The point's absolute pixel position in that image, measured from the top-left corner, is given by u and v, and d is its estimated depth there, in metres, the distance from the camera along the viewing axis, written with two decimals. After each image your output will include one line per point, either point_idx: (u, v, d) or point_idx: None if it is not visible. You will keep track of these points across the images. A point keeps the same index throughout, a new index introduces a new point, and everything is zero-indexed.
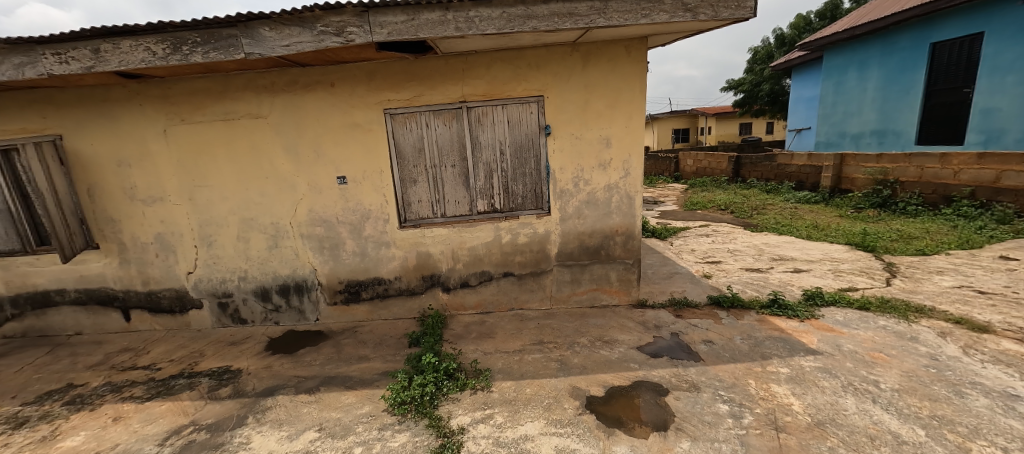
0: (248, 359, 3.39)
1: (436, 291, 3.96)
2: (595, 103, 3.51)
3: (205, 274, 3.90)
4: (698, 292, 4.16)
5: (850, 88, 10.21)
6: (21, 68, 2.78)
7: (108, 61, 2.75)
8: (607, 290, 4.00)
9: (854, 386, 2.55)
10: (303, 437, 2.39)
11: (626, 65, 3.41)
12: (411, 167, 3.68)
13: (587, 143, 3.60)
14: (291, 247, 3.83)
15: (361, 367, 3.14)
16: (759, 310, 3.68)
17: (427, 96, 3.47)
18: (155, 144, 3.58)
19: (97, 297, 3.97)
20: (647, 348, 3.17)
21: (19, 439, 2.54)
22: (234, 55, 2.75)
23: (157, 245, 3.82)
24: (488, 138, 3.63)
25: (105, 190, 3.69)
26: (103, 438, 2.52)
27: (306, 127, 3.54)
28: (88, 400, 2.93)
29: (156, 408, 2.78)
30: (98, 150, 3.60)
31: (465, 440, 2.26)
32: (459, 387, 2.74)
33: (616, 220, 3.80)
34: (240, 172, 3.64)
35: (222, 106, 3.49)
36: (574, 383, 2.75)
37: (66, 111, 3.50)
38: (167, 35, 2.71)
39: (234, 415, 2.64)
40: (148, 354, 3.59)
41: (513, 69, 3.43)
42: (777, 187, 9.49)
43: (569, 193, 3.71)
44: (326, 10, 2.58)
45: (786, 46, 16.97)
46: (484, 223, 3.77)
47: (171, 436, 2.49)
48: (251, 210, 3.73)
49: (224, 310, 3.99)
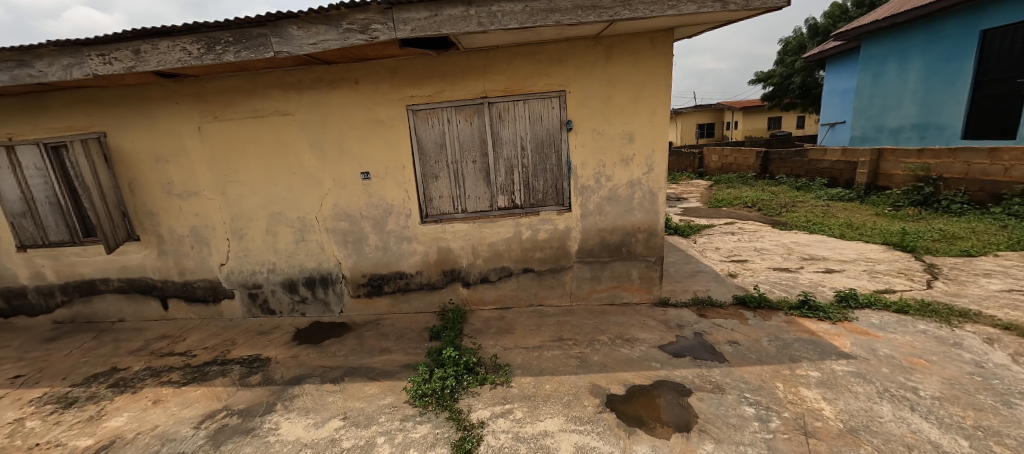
0: (276, 348, 3.51)
1: (456, 286, 4.00)
2: (617, 98, 3.45)
3: (236, 266, 4.05)
4: (723, 292, 4.05)
5: (889, 80, 9.70)
6: (69, 69, 2.94)
7: (147, 61, 2.88)
8: (627, 288, 3.94)
9: (890, 392, 2.43)
10: (328, 425, 2.47)
11: (649, 57, 3.33)
12: (432, 163, 3.72)
13: (609, 139, 3.55)
14: (316, 241, 3.93)
15: (383, 359, 3.20)
16: (788, 310, 3.56)
17: (448, 91, 3.49)
18: (190, 140, 3.73)
19: (137, 286, 4.18)
20: (670, 347, 3.12)
21: (69, 418, 2.72)
22: (263, 54, 2.83)
23: (191, 237, 3.99)
24: (509, 133, 3.62)
25: (145, 184, 3.87)
26: (143, 419, 2.66)
27: (330, 123, 3.62)
28: (130, 384, 3.10)
29: (191, 393, 2.91)
30: (137, 146, 3.78)
31: (485, 434, 2.28)
32: (479, 382, 2.76)
33: (638, 217, 3.73)
34: (268, 167, 3.76)
35: (251, 104, 3.60)
36: (594, 381, 2.73)
37: (108, 109, 3.68)
38: (201, 36, 2.81)
39: (263, 402, 2.75)
40: (184, 341, 3.77)
41: (535, 63, 3.40)
42: (808, 183, 9.12)
43: (590, 189, 3.67)
44: (350, 8, 2.61)
45: (820, 36, 16.27)
46: (504, 219, 3.78)
47: (205, 420, 2.61)
48: (279, 205, 3.85)
49: (254, 300, 4.14)
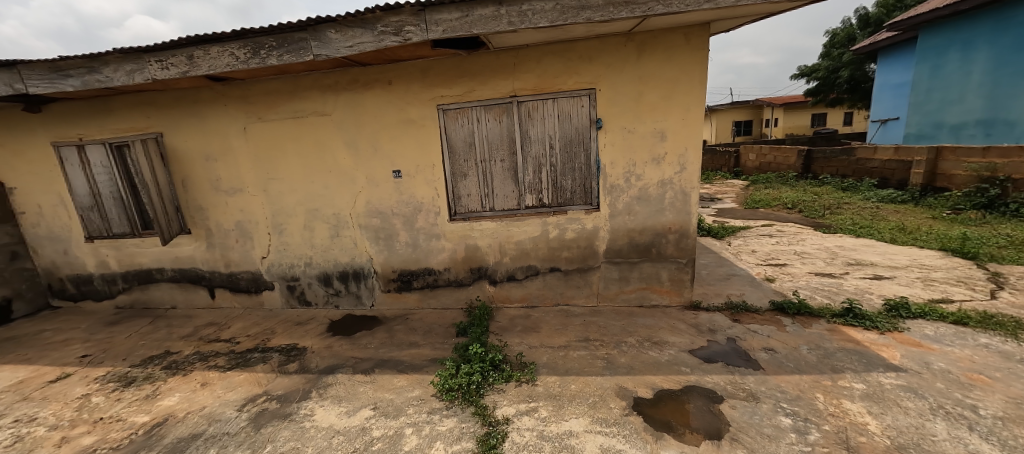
0: (312, 338, 3.67)
1: (483, 283, 4.04)
2: (648, 95, 3.37)
3: (276, 259, 4.26)
4: (759, 297, 3.88)
5: (950, 72, 8.96)
6: (132, 75, 3.19)
7: (199, 66, 3.08)
8: (656, 290, 3.85)
9: (945, 409, 2.26)
10: (359, 414, 2.56)
11: (683, 53, 3.24)
12: (462, 162, 3.77)
13: (640, 137, 3.48)
14: (350, 236, 4.08)
15: (411, 353, 3.29)
16: (830, 318, 3.37)
17: (477, 91, 3.52)
18: (236, 140, 3.95)
19: (188, 276, 4.48)
20: (701, 352, 3.03)
21: (129, 396, 2.96)
22: (303, 57, 2.96)
23: (236, 231, 4.23)
24: (538, 132, 3.62)
25: (196, 181, 4.14)
26: (193, 400, 2.86)
27: (364, 123, 3.74)
28: (181, 366, 3.34)
29: (235, 378, 3.10)
30: (189, 146, 4.04)
31: (510, 431, 2.30)
32: (504, 379, 2.78)
33: (669, 217, 3.64)
34: (307, 165, 3.93)
35: (292, 105, 3.77)
36: (621, 383, 2.69)
37: (165, 111, 3.96)
38: (247, 41, 2.97)
39: (299, 389, 2.89)
40: (229, 328, 4.01)
41: (564, 61, 3.37)
42: (855, 184, 8.57)
43: (620, 188, 3.61)
44: (385, 11, 2.69)
45: (873, 27, 15.22)
46: (532, 218, 3.78)
47: (247, 403, 2.77)
48: (316, 202, 4.03)
49: (292, 292, 4.35)
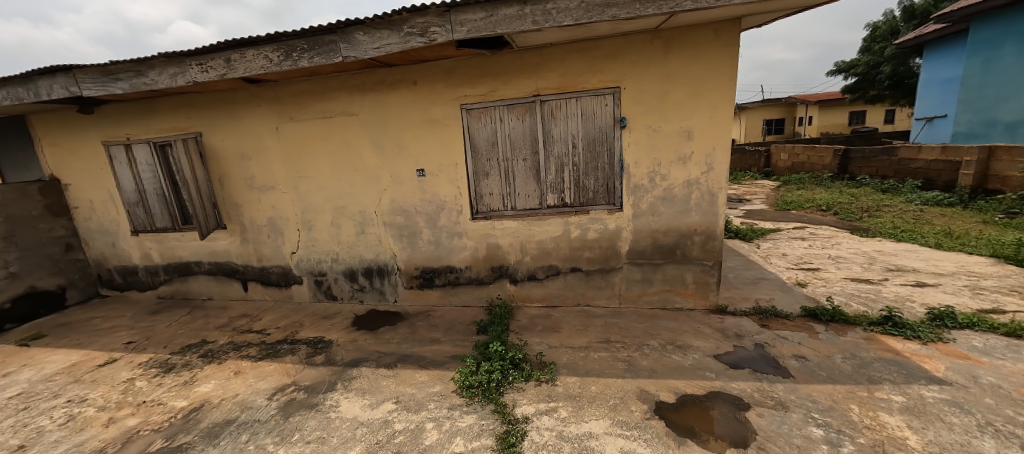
0: (337, 332, 3.78)
1: (504, 282, 4.05)
2: (675, 94, 3.30)
3: (305, 255, 4.41)
4: (790, 302, 3.73)
5: (1005, 66, 8.37)
6: (174, 77, 3.37)
7: (236, 68, 3.22)
8: (680, 293, 3.77)
9: (995, 426, 2.12)
10: (382, 407, 2.63)
11: (712, 50, 3.15)
12: (484, 161, 3.79)
13: (665, 136, 3.41)
14: (374, 233, 4.17)
15: (433, 349, 3.34)
16: (867, 326, 3.21)
17: (500, 90, 3.54)
18: (268, 139, 4.11)
19: (223, 269, 4.70)
20: (726, 357, 2.94)
21: (169, 381, 3.13)
22: (333, 59, 3.04)
23: (268, 227, 4.40)
24: (561, 131, 3.60)
25: (232, 179, 4.33)
26: (227, 387, 3.00)
27: (390, 123, 3.81)
28: (216, 355, 3.50)
29: (265, 368, 3.23)
30: (226, 145, 4.24)
31: (530, 430, 2.31)
32: (524, 377, 2.79)
33: (694, 218, 3.55)
34: (334, 164, 4.05)
35: (321, 106, 3.89)
36: (642, 386, 2.65)
37: (204, 112, 4.16)
38: (281, 44, 3.09)
39: (326, 381, 2.98)
40: (260, 320, 4.18)
41: (588, 60, 3.34)
42: (897, 185, 8.12)
43: (644, 189, 3.55)
44: (411, 12, 2.74)
45: (918, 19, 14.36)
46: (553, 217, 3.76)
47: (277, 392, 2.88)
48: (342, 200, 4.14)
49: (319, 286, 4.50)
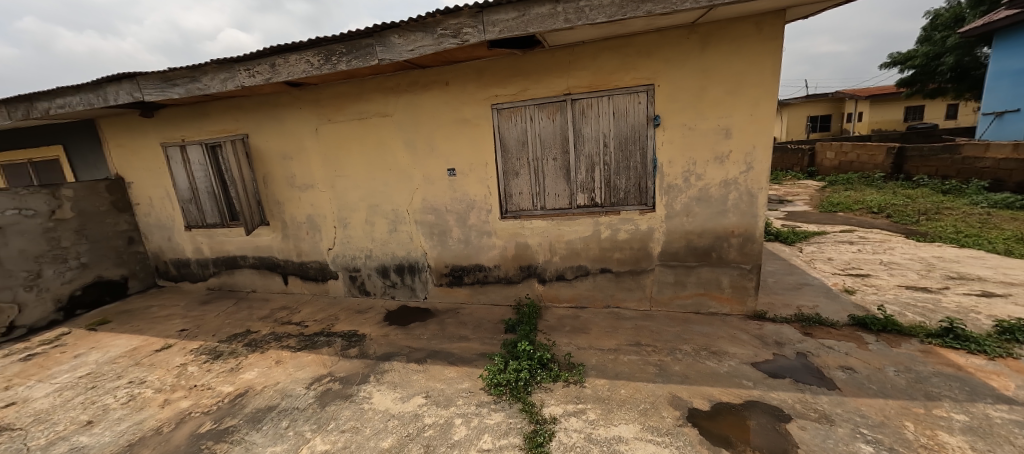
0: (370, 326, 3.91)
1: (532, 282, 4.05)
2: (712, 90, 3.18)
3: (341, 251, 4.58)
4: (836, 310, 3.51)
5: None
6: (225, 82, 3.59)
7: (280, 73, 3.38)
8: (715, 297, 3.63)
9: None
10: (412, 401, 2.69)
11: (753, 44, 3.02)
12: (514, 160, 3.80)
13: (701, 135, 3.30)
14: (406, 231, 4.28)
15: (461, 346, 3.39)
16: (924, 338, 2.98)
17: (531, 90, 3.54)
18: (308, 140, 4.30)
19: (266, 263, 4.96)
20: (765, 365, 2.81)
21: (217, 367, 3.34)
22: (369, 62, 3.14)
23: (307, 224, 4.61)
24: (592, 130, 3.56)
25: (274, 178, 4.56)
26: (269, 375, 3.16)
27: (422, 123, 3.89)
28: (259, 344, 3.71)
29: (304, 358, 3.38)
30: (269, 146, 4.46)
31: (558, 430, 2.30)
32: (552, 378, 2.78)
33: (732, 220, 3.41)
34: (369, 164, 4.18)
35: (357, 107, 4.03)
36: (674, 392, 2.58)
37: (250, 115, 4.41)
38: (321, 48, 3.22)
39: (359, 373, 3.09)
40: (299, 313, 4.39)
41: (621, 57, 3.28)
42: (960, 186, 7.47)
43: (678, 188, 3.45)
44: (445, 14, 2.79)
45: (987, 5, 13.14)
46: (583, 217, 3.72)
47: (314, 382, 3.02)
48: (376, 198, 4.27)
49: (354, 282, 4.66)
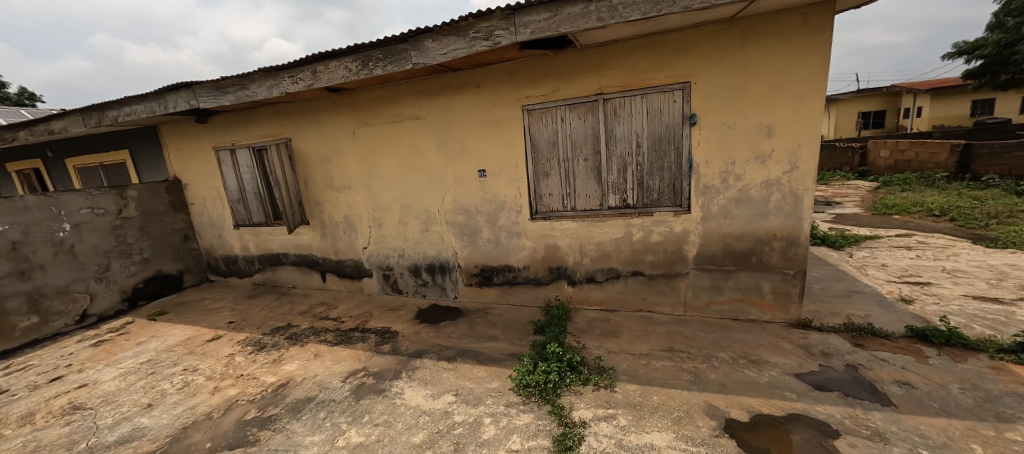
0: (402, 324, 4.01)
1: (562, 283, 4.02)
2: (753, 87, 3.05)
3: (375, 250, 4.73)
4: (891, 320, 3.26)
5: None
6: (270, 89, 3.80)
7: (320, 79, 3.54)
8: (755, 303, 3.47)
9: None
10: (442, 398, 2.74)
11: (799, 37, 2.87)
12: (544, 161, 3.79)
13: (741, 133, 3.16)
14: (437, 231, 4.36)
15: (491, 346, 3.41)
16: (994, 353, 2.72)
17: (562, 90, 3.51)
18: (346, 143, 4.47)
19: (306, 260, 5.20)
20: (810, 377, 2.66)
21: (261, 358, 3.53)
22: (404, 66, 3.23)
23: (344, 224, 4.79)
24: (624, 130, 3.49)
25: (314, 179, 4.78)
26: (308, 367, 3.31)
27: (454, 125, 3.96)
28: (299, 338, 3.89)
29: (340, 352, 3.51)
30: (310, 149, 4.68)
31: (587, 434, 2.27)
32: (581, 381, 2.75)
33: (774, 222, 3.25)
34: (402, 165, 4.29)
35: (392, 111, 4.15)
36: (710, 400, 2.48)
37: (293, 119, 4.64)
38: (359, 54, 3.35)
39: (392, 368, 3.18)
40: (336, 309, 4.56)
41: (655, 55, 3.20)
42: None
43: (715, 189, 3.33)
44: (477, 17, 2.83)
45: None
46: (615, 219, 3.66)
47: (350, 376, 3.13)
48: (409, 199, 4.38)
49: (387, 280, 4.80)
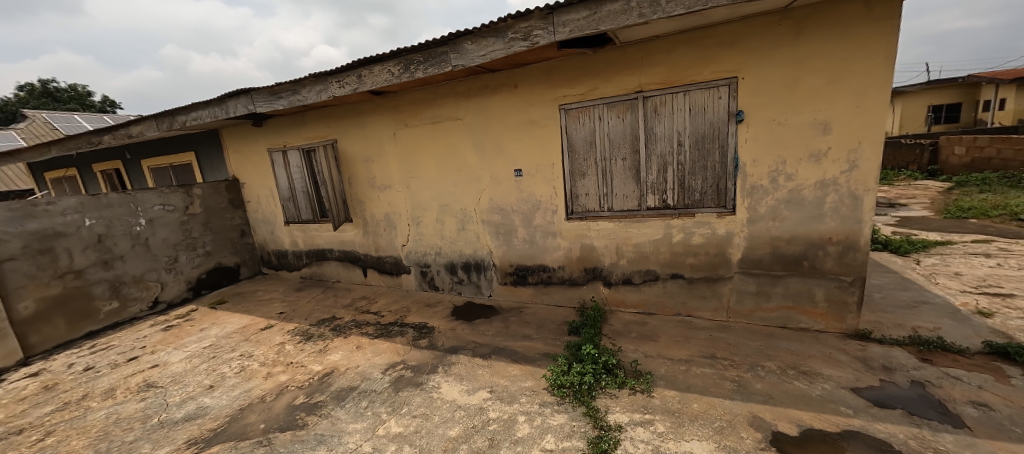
0: (439, 320, 4.11)
1: (598, 284, 3.97)
2: (807, 81, 2.87)
3: (413, 247, 4.88)
4: (966, 335, 2.96)
5: None
6: (319, 94, 4.01)
7: (365, 83, 3.70)
8: (806, 311, 3.26)
9: None
10: (477, 394, 2.78)
11: (861, 26, 2.67)
12: (581, 161, 3.76)
13: (793, 131, 2.98)
14: (473, 230, 4.43)
15: (525, 345, 3.42)
16: None
17: (601, 89, 3.47)
18: (387, 144, 4.64)
19: (349, 256, 5.44)
20: (869, 392, 2.47)
21: (308, 348, 3.75)
22: (444, 68, 3.31)
23: (385, 222, 4.98)
24: (665, 129, 3.39)
25: (358, 179, 5.00)
26: (351, 358, 3.48)
27: (491, 125, 4.01)
28: (343, 330, 4.08)
29: (380, 345, 3.66)
30: (354, 150, 4.90)
31: (623, 439, 2.23)
32: (617, 384, 2.70)
33: (829, 225, 3.04)
34: (441, 165, 4.40)
35: (431, 112, 4.26)
36: (755, 411, 2.37)
37: (339, 122, 4.87)
38: (401, 58, 3.47)
39: (429, 363, 3.27)
40: (376, 303, 4.75)
41: (700, 50, 3.09)
42: None
43: (762, 190, 3.16)
44: (516, 18, 2.85)
45: None
46: (653, 220, 3.56)
47: (389, 368, 3.25)
48: (446, 198, 4.48)
49: (424, 277, 4.93)
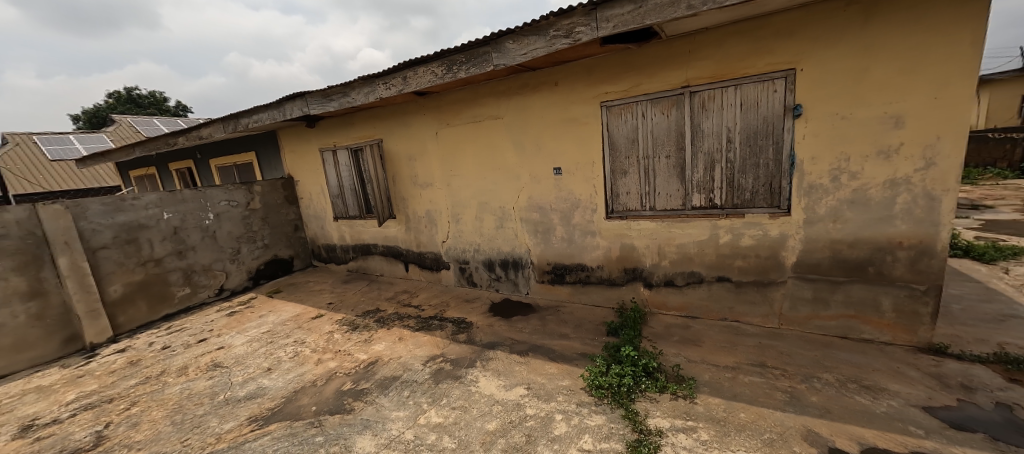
0: (477, 315, 4.19)
1: (638, 286, 3.87)
2: (875, 71, 2.65)
3: (453, 244, 4.99)
4: None
5: None
6: (367, 95, 4.19)
7: (410, 84, 3.83)
8: (870, 321, 3.01)
9: None
10: (514, 390, 2.82)
11: (941, 10, 2.43)
12: (622, 159, 3.68)
13: (858, 125, 2.76)
14: (512, 228, 4.47)
15: (562, 344, 3.42)
16: None
17: (644, 84, 3.37)
18: (429, 143, 4.78)
19: (392, 251, 5.66)
20: (944, 412, 2.25)
21: (355, 337, 3.95)
22: (485, 68, 3.35)
23: (426, 218, 5.13)
24: (713, 125, 3.24)
25: (401, 177, 5.18)
26: (394, 349, 3.63)
27: (530, 124, 4.01)
28: (386, 322, 4.26)
29: (421, 338, 3.78)
30: (398, 149, 5.08)
31: (664, 445, 2.18)
32: (658, 388, 2.63)
33: (899, 228, 2.79)
34: (480, 163, 4.47)
35: (472, 111, 4.34)
36: (809, 426, 2.22)
37: (385, 122, 5.07)
38: (445, 59, 3.56)
39: (468, 357, 3.35)
40: (417, 297, 4.91)
41: (752, 42, 2.93)
42: None
43: (822, 189, 2.95)
44: (558, 16, 2.84)
45: None
46: (699, 220, 3.42)
47: (430, 360, 3.36)
48: (485, 196, 4.55)
49: (463, 273, 5.04)
